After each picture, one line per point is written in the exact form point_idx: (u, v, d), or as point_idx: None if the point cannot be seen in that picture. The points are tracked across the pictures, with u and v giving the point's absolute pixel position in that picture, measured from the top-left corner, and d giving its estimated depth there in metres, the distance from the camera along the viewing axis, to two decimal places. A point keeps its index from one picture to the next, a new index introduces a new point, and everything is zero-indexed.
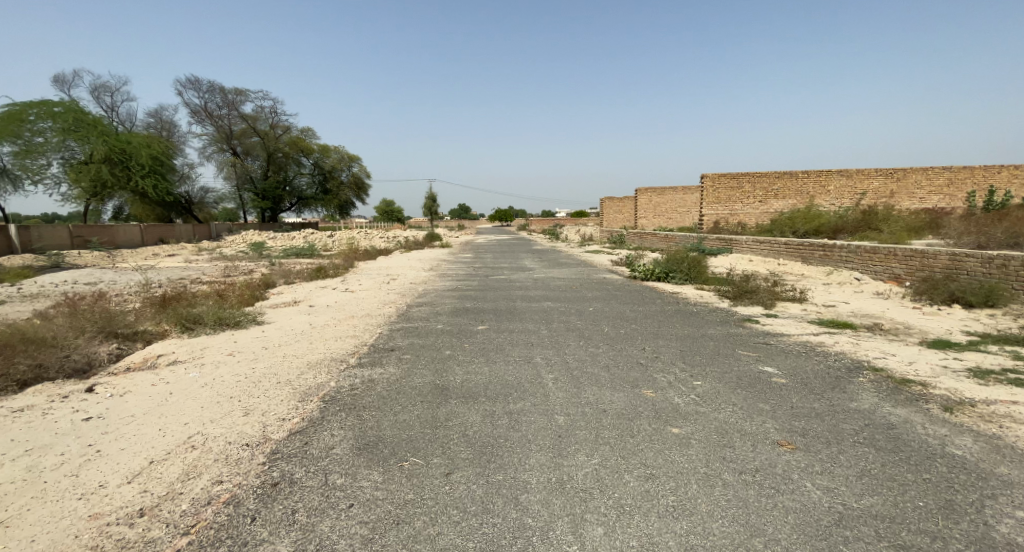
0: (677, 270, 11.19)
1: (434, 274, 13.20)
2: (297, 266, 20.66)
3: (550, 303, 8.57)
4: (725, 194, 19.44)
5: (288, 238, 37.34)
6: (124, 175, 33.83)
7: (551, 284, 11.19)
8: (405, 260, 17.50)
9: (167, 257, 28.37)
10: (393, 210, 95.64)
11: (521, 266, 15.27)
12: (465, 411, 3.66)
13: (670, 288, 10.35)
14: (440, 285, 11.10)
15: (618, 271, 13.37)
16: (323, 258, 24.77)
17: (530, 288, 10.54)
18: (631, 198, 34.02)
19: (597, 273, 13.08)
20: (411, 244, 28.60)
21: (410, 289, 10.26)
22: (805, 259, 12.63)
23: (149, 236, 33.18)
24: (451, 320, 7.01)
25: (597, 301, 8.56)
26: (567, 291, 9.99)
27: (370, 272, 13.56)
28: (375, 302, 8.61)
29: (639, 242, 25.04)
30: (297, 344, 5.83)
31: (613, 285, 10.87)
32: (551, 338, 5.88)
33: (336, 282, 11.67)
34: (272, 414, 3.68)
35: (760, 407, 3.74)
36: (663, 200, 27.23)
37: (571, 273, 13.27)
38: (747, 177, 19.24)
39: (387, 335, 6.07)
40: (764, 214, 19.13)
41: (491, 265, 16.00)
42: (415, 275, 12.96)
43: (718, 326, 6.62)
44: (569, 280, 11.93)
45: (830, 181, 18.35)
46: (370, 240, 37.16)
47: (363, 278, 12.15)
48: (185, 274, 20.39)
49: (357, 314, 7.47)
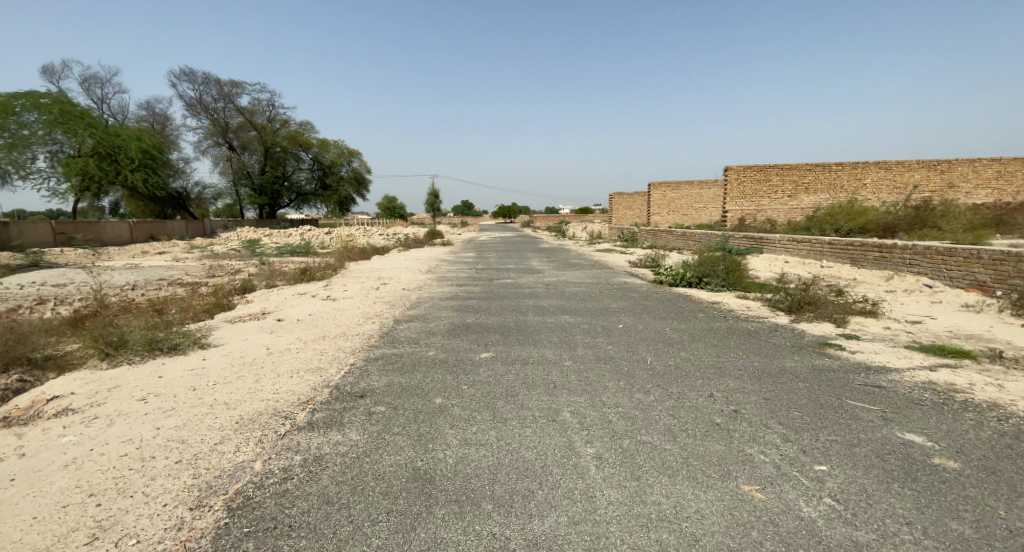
0: (712, 275, 9.61)
1: (433, 278, 11.68)
2: (287, 266, 19.22)
3: (570, 317, 7.04)
4: (751, 188, 17.79)
5: (285, 236, 36.02)
6: (113, 169, 32.44)
7: (565, 290, 9.66)
8: (402, 260, 16.01)
9: (155, 255, 26.96)
10: (394, 207, 94.28)
11: (529, 268, 13.75)
12: (457, 546, 2.17)
13: (707, 296, 8.79)
14: (438, 291, 9.62)
15: (639, 274, 11.81)
16: (316, 257, 23.30)
17: (541, 295, 9.02)
18: (642, 194, 32.50)
19: (616, 276, 11.51)
20: (411, 242, 27.14)
21: (402, 298, 8.74)
22: (855, 260, 11.04)
23: (139, 232, 31.76)
24: (448, 344, 5.48)
25: (628, 316, 7.00)
26: (587, 300, 8.44)
27: (360, 275, 12.04)
28: (358, 317, 7.08)
29: (653, 241, 23.49)
30: (236, 384, 4.31)
31: (638, 292, 9.29)
32: (578, 375, 4.36)
33: (319, 287, 10.12)
34: (132, 546, 2.22)
35: (959, 533, 2.23)
36: (678, 195, 25.65)
37: (587, 276, 11.71)
38: (775, 170, 17.62)
39: (361, 369, 4.57)
40: (793, 210, 17.53)
41: (495, 266, 14.47)
42: (411, 279, 11.43)
43: (795, 356, 5.08)
44: (587, 285, 10.35)
45: (865, 173, 16.80)
46: (369, 238, 35.63)
47: (351, 283, 10.62)
48: (167, 274, 18.90)
49: (329, 335, 5.95)
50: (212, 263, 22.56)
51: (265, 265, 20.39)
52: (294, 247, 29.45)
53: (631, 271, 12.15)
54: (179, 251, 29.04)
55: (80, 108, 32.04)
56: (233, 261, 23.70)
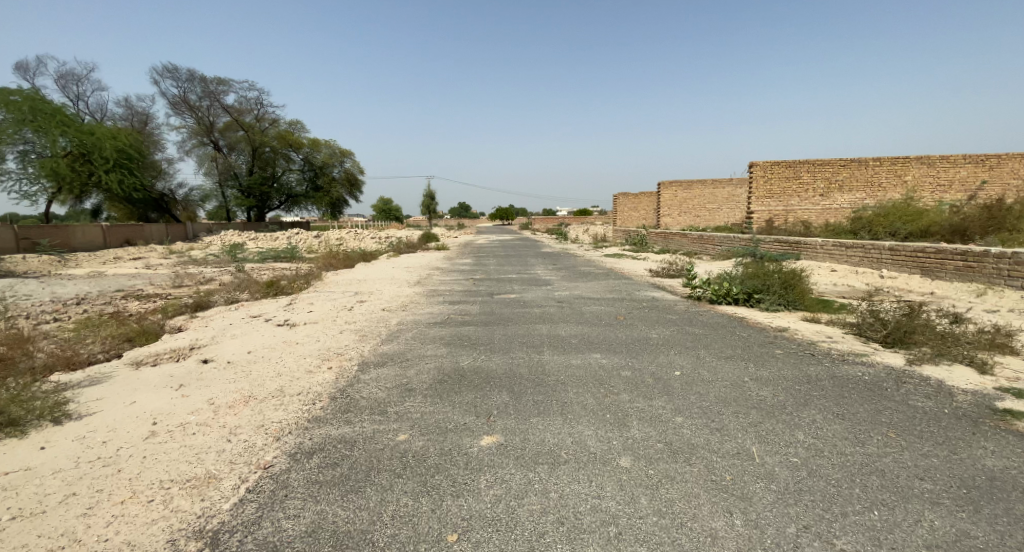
0: (766, 291, 7.76)
1: (422, 292, 9.80)
2: (263, 274, 17.32)
3: (602, 355, 5.15)
4: (779, 186, 15.92)
5: (271, 240, 34.12)
6: (85, 169, 30.40)
7: (584, 309, 7.79)
8: (389, 268, 14.12)
9: (126, 262, 25.02)
10: (390, 209, 92.28)
11: (535, 278, 11.91)
12: None
13: (768, 320, 6.92)
14: (425, 311, 7.72)
15: (667, 286, 9.94)
16: (299, 264, 21.35)
17: (555, 318, 7.09)
18: (649, 194, 30.71)
19: (640, 290, 9.65)
20: (403, 246, 25.28)
21: (379, 323, 6.85)
22: (927, 271, 9.22)
23: (113, 237, 29.73)
24: (430, 415, 3.58)
25: (683, 356, 5.08)
26: (618, 326, 6.53)
27: (336, 288, 10.13)
28: (311, 357, 5.16)
29: (666, 244, 21.70)
30: (47, 525, 2.43)
31: (677, 312, 7.43)
32: (653, 499, 2.50)
33: (279, 307, 8.19)
34: None
35: None
36: (690, 195, 23.85)
37: (605, 289, 9.85)
38: (806, 166, 15.77)
39: (278, 483, 2.69)
40: (826, 211, 15.70)
41: (495, 276, 12.59)
42: (395, 293, 9.50)
43: (978, 441, 3.19)
44: (609, 301, 8.46)
45: (906, 169, 15.04)
46: (360, 241, 33.77)
47: (320, 300, 8.69)
48: (129, 284, 16.93)
49: (256, 395, 4.03)
50: (185, 271, 20.60)
51: (239, 273, 18.47)
52: (277, 252, 27.49)
53: (657, 284, 10.29)
54: (154, 257, 27.04)
55: (52, 105, 30.08)
56: (208, 268, 21.74)
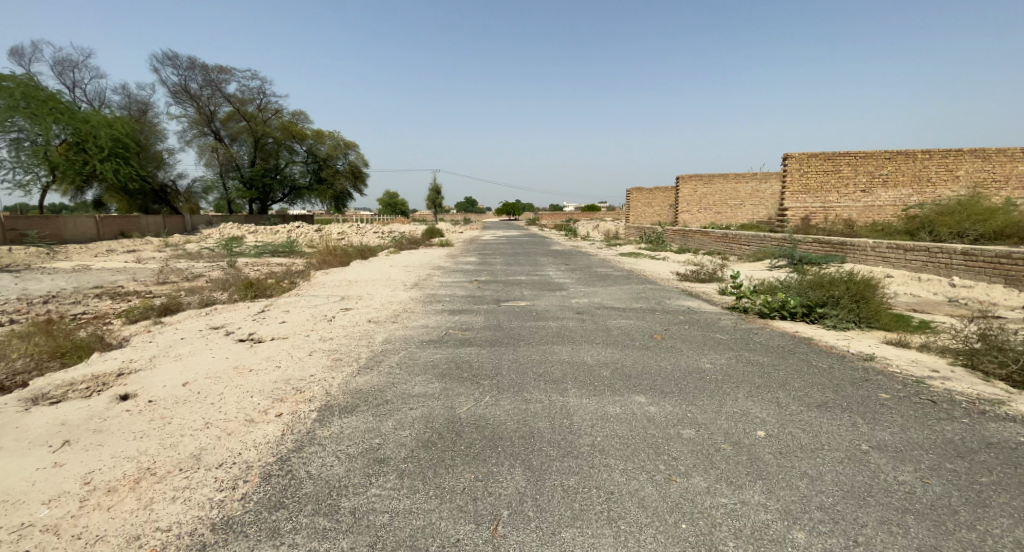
0: (831, 305, 6.40)
1: (419, 297, 8.52)
2: (255, 271, 16.15)
3: (645, 397, 3.82)
4: (817, 180, 14.47)
5: (272, 233, 33.01)
6: (79, 158, 29.35)
7: (610, 323, 6.46)
8: (386, 267, 12.89)
9: (117, 255, 23.94)
10: (396, 203, 91.14)
11: (548, 281, 10.60)
12: None
13: (842, 345, 5.58)
14: (418, 323, 6.45)
15: (703, 294, 8.58)
16: (294, 259, 20.15)
17: (576, 336, 5.76)
18: (664, 189, 29.24)
19: (671, 298, 8.29)
20: (406, 242, 24.04)
21: (360, 340, 5.59)
22: (1013, 279, 7.84)
23: (108, 229, 28.65)
24: (407, 523, 2.31)
25: (757, 404, 3.72)
26: (657, 350, 5.17)
27: (320, 292, 8.85)
28: (259, 394, 3.89)
29: (685, 242, 20.32)
30: None
31: (725, 330, 6.10)
32: None
33: (247, 315, 6.92)
34: None
35: None
36: (710, 190, 22.39)
37: (630, 297, 8.50)
38: (846, 159, 14.33)
39: None
40: (868, 208, 14.27)
41: (502, 277, 11.33)
42: (386, 298, 8.25)
43: None
44: (639, 312, 7.12)
45: (959, 163, 13.63)
46: (363, 236, 32.59)
47: (297, 306, 7.41)
48: (110, 280, 15.75)
49: (156, 469, 2.78)
50: (174, 267, 19.44)
51: (230, 269, 17.33)
52: (274, 247, 26.33)
53: (689, 291, 8.93)
54: (147, 250, 25.95)
55: (46, 91, 29.02)
56: (199, 263, 20.62)
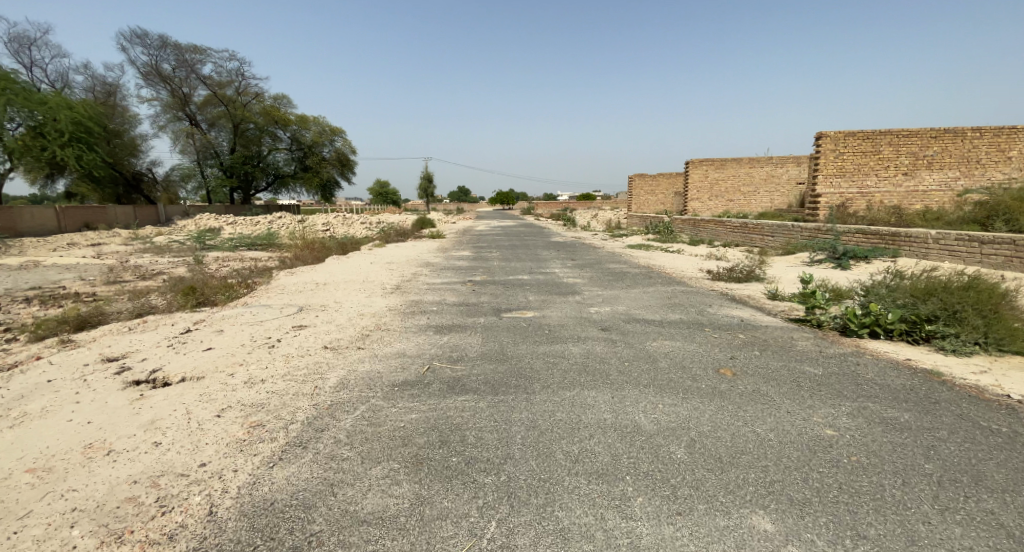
0: (947, 325, 4.81)
1: (398, 306, 6.81)
2: (222, 269, 14.39)
3: (771, 520, 2.21)
4: (854, 162, 12.88)
5: (252, 223, 31.06)
6: (37, 143, 27.02)
7: (650, 346, 4.82)
8: (368, 264, 11.20)
9: (78, 249, 21.97)
10: (387, 192, 88.97)
11: (556, 282, 8.98)
12: None
13: (988, 382, 3.96)
14: (393, 348, 4.76)
15: (753, 302, 6.94)
16: (270, 254, 18.31)
17: (612, 370, 4.11)
18: (668, 176, 27.65)
19: (714, 307, 6.64)
20: (394, 233, 22.29)
21: (305, 381, 3.90)
22: None
23: (70, 220, 26.51)
24: None
25: (974, 535, 2.14)
26: (737, 397, 3.54)
27: (276, 298, 7.12)
28: (87, 522, 2.20)
29: (697, 233, 18.78)
30: None
31: (810, 358, 4.47)
32: None
33: (165, 337, 5.18)
34: None
35: None
36: (722, 175, 20.79)
37: (662, 304, 6.85)
38: (886, 138, 12.75)
39: None
40: (910, 194, 12.70)
41: (502, 276, 9.68)
42: (356, 309, 6.54)
43: None
44: (685, 328, 5.44)
45: (1011, 143, 12.18)
46: (350, 227, 30.75)
47: (237, 322, 5.68)
48: (54, 279, 13.85)
49: None
50: (136, 262, 17.51)
51: (195, 266, 15.53)
52: (252, 239, 24.40)
53: (734, 297, 7.29)
54: (113, 243, 23.91)
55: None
56: (166, 258, 18.74)
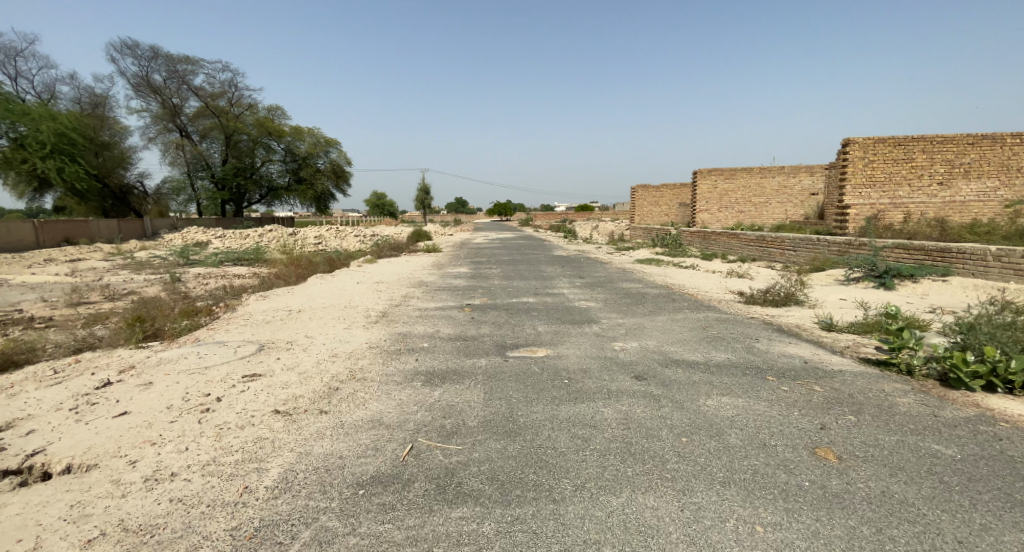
0: None
1: (380, 342, 5.63)
2: (197, 290, 13.20)
3: None
4: (885, 171, 11.80)
5: (241, 236, 29.91)
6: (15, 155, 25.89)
7: (704, 406, 3.68)
8: (355, 285, 10.04)
9: (52, 265, 20.73)
10: (383, 204, 88.04)
11: (566, 307, 7.85)
12: None
13: None
14: (366, 412, 3.58)
15: (808, 336, 5.78)
16: (253, 270, 17.12)
17: (669, 452, 2.96)
18: (672, 186, 26.66)
19: (764, 344, 5.47)
20: (387, 247, 21.16)
21: (232, 478, 2.72)
22: None
23: (48, 235, 25.28)
24: None
25: None
26: (870, 511, 2.40)
27: (234, 332, 5.92)
28: None
29: (709, 247, 17.71)
30: None
31: (928, 429, 3.32)
32: None
33: (74, 394, 4.01)
34: None
35: None
36: (732, 185, 19.76)
37: (701, 339, 5.67)
38: (919, 144, 11.71)
39: None
40: (947, 204, 11.64)
41: (503, 299, 8.53)
42: (328, 347, 5.37)
43: None
44: (743, 378, 4.26)
45: None
46: (343, 240, 29.64)
47: (174, 371, 4.50)
48: (11, 301, 12.61)
49: None
50: (109, 280, 16.30)
51: (170, 285, 14.33)
52: (238, 253, 23.26)
53: (782, 329, 6.13)
54: (91, 259, 22.69)
55: None
56: (142, 275, 17.54)
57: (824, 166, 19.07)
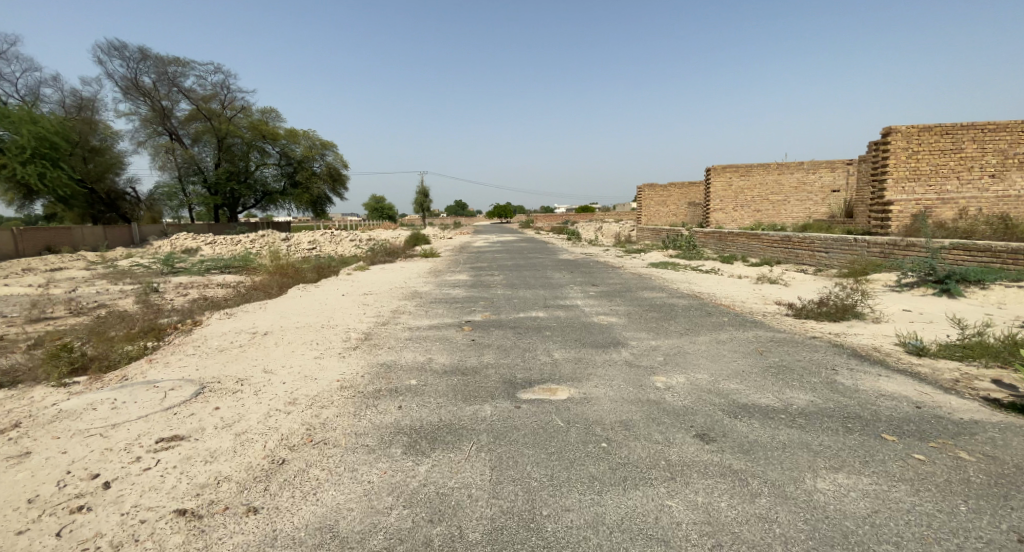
0: None
1: (355, 378, 4.43)
2: (170, 302, 12.00)
3: None
4: (930, 163, 10.63)
5: (232, 242, 28.71)
6: None
7: (820, 494, 2.49)
8: (340, 297, 8.85)
9: (26, 275, 19.51)
10: (381, 207, 86.83)
11: (583, 323, 6.64)
12: None
13: None
14: (314, 516, 2.41)
15: (899, 366, 4.57)
16: (237, 279, 15.93)
17: None
18: (681, 184, 25.45)
19: (850, 380, 4.25)
20: (382, 252, 19.99)
21: None
22: None
23: (28, 243, 24.06)
24: None
25: None
26: None
27: (173, 366, 4.72)
28: None
29: (726, 248, 16.52)
30: None
31: None
32: None
33: None
34: None
35: None
36: (748, 182, 18.57)
37: (765, 374, 4.44)
38: (969, 133, 10.57)
39: None
40: (999, 200, 10.48)
41: (508, 314, 7.32)
42: (287, 388, 4.17)
43: None
44: (852, 445, 3.04)
45: None
46: (338, 245, 28.45)
47: (65, 436, 3.32)
48: None
49: None
50: (80, 291, 15.09)
51: (142, 296, 13.13)
52: (226, 260, 22.08)
53: (861, 356, 4.90)
54: (70, 268, 21.48)
55: None
56: (118, 285, 16.32)
57: (845, 161, 17.93)
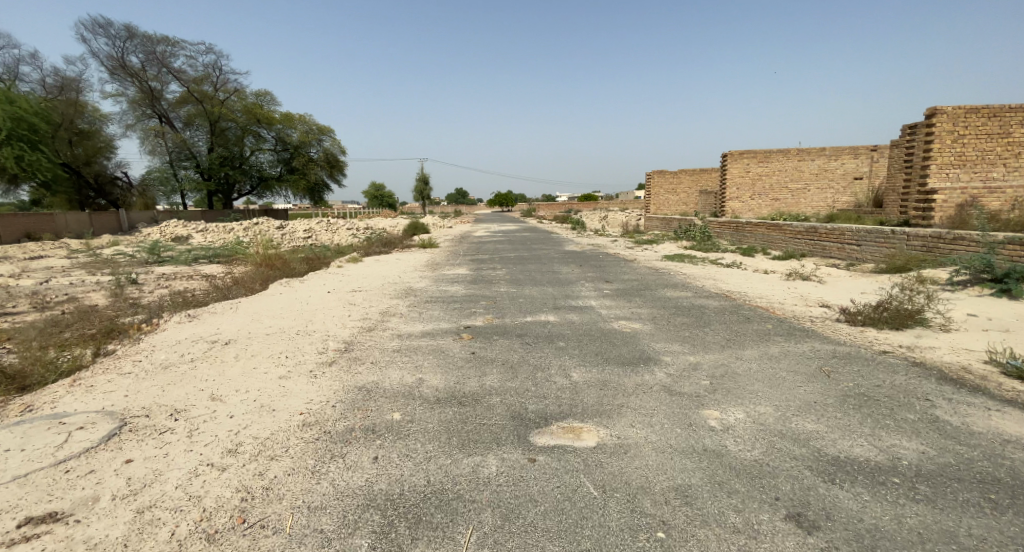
0: None
1: (323, 409, 3.49)
2: (146, 296, 11.06)
3: None
4: (976, 148, 9.65)
5: (224, 230, 27.69)
6: None
7: None
8: (325, 295, 7.90)
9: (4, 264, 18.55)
10: (381, 195, 85.76)
11: (601, 330, 5.71)
12: None
13: None
14: None
15: (1009, 395, 3.61)
16: (223, 270, 14.99)
17: None
18: (691, 172, 24.38)
19: (958, 418, 3.30)
20: (379, 241, 19.02)
21: None
22: None
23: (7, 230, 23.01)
24: None
25: None
26: None
27: (98, 395, 3.77)
28: None
29: (744, 239, 15.53)
30: None
31: None
32: None
33: None
34: None
35: None
36: (766, 169, 17.51)
37: (845, 408, 3.48)
38: (1017, 116, 9.62)
39: None
40: None
41: (514, 316, 6.39)
42: (231, 427, 3.23)
43: None
44: (1019, 543, 2.10)
45: None
46: (334, 234, 27.45)
47: None
48: None
49: None
50: (55, 282, 14.16)
51: (119, 289, 12.20)
52: (216, 249, 21.11)
53: (954, 380, 3.94)
54: (53, 256, 20.54)
55: None
56: (97, 275, 15.39)
57: (870, 146, 16.86)
